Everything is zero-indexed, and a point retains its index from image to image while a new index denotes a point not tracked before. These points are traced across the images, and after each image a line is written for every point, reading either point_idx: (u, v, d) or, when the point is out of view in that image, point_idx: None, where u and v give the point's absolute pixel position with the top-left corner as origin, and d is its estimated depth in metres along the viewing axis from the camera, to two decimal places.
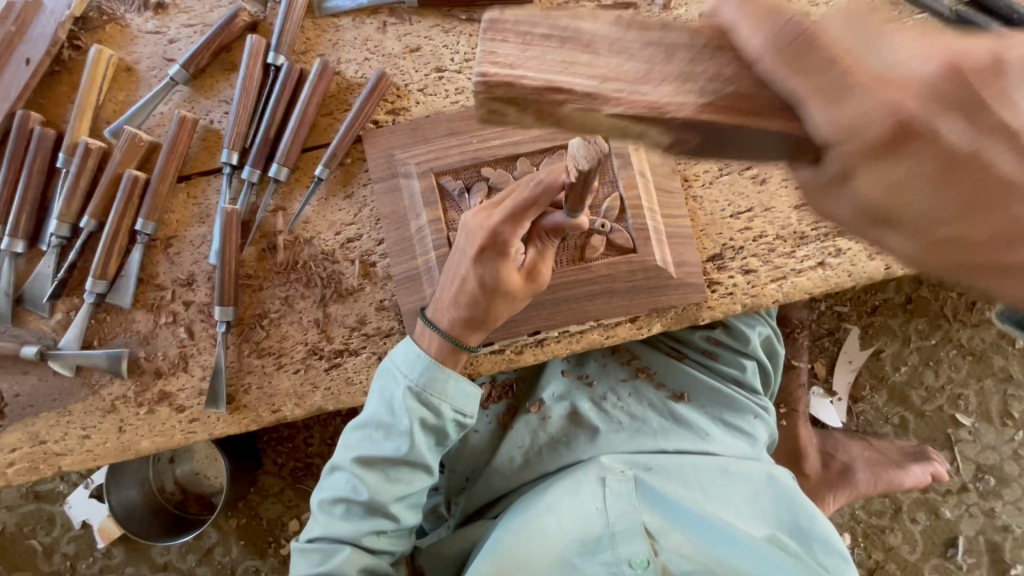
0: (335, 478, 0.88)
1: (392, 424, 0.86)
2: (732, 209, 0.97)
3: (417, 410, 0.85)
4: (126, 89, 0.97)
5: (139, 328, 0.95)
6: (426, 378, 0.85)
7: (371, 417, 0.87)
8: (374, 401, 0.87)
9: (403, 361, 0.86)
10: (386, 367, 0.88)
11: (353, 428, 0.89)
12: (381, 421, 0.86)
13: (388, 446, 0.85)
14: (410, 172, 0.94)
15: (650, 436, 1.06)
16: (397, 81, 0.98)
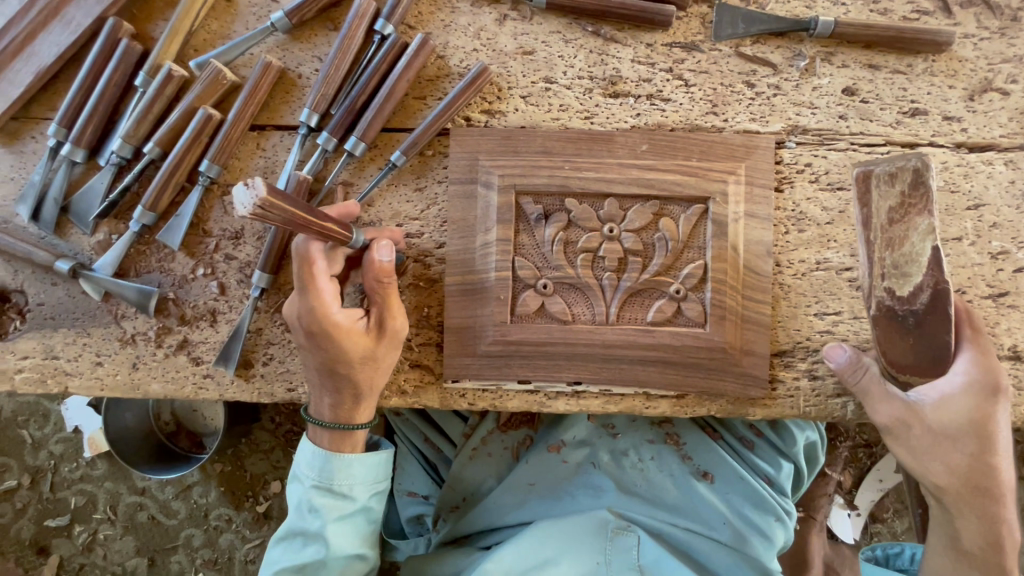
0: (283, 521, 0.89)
1: (326, 483, 0.86)
2: (818, 308, 0.89)
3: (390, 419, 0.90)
4: (222, 20, 0.92)
5: (176, 269, 0.91)
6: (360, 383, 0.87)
7: (316, 464, 0.87)
8: (309, 454, 0.87)
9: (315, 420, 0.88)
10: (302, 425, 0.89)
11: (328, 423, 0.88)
12: (325, 475, 0.86)
13: (320, 501, 0.86)
14: (491, 182, 0.87)
15: (663, 509, 1.02)
16: (501, 80, 0.91)
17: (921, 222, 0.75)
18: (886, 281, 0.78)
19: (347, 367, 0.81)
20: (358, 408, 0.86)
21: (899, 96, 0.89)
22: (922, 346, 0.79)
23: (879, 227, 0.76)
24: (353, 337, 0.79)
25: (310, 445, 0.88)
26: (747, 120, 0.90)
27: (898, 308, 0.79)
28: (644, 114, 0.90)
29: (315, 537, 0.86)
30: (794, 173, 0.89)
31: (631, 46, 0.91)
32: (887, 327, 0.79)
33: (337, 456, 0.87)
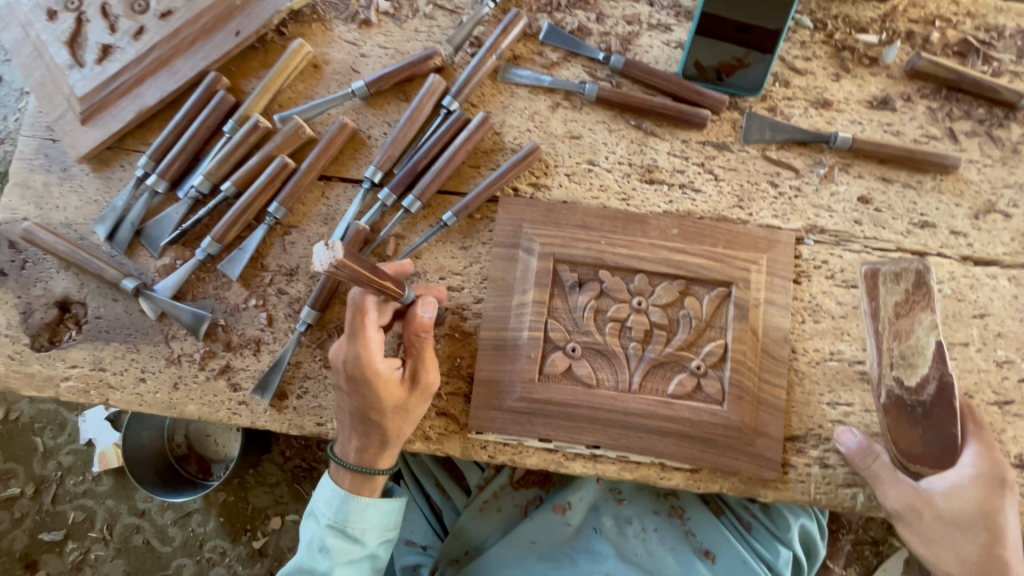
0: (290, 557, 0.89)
1: (341, 524, 0.88)
2: (832, 397, 0.93)
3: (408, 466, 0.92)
4: (308, 83, 1.03)
5: (230, 298, 0.97)
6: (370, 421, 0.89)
7: (334, 504, 0.89)
8: (329, 493, 0.90)
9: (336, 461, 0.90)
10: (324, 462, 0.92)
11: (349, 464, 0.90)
12: (342, 515, 0.88)
13: (332, 542, 0.87)
14: (532, 249, 0.95)
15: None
16: (548, 158, 1.01)
17: (925, 317, 0.84)
18: (895, 371, 0.86)
19: (380, 415, 0.85)
20: (381, 454, 0.88)
21: (910, 208, 0.98)
22: (929, 437, 0.85)
23: (887, 319, 0.86)
24: (389, 387, 0.83)
25: (331, 485, 0.90)
26: (770, 216, 0.98)
27: (907, 398, 0.86)
28: (676, 201, 0.99)
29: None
30: (812, 268, 0.96)
31: (668, 140, 1.01)
32: (897, 416, 0.86)
33: (356, 497, 0.89)
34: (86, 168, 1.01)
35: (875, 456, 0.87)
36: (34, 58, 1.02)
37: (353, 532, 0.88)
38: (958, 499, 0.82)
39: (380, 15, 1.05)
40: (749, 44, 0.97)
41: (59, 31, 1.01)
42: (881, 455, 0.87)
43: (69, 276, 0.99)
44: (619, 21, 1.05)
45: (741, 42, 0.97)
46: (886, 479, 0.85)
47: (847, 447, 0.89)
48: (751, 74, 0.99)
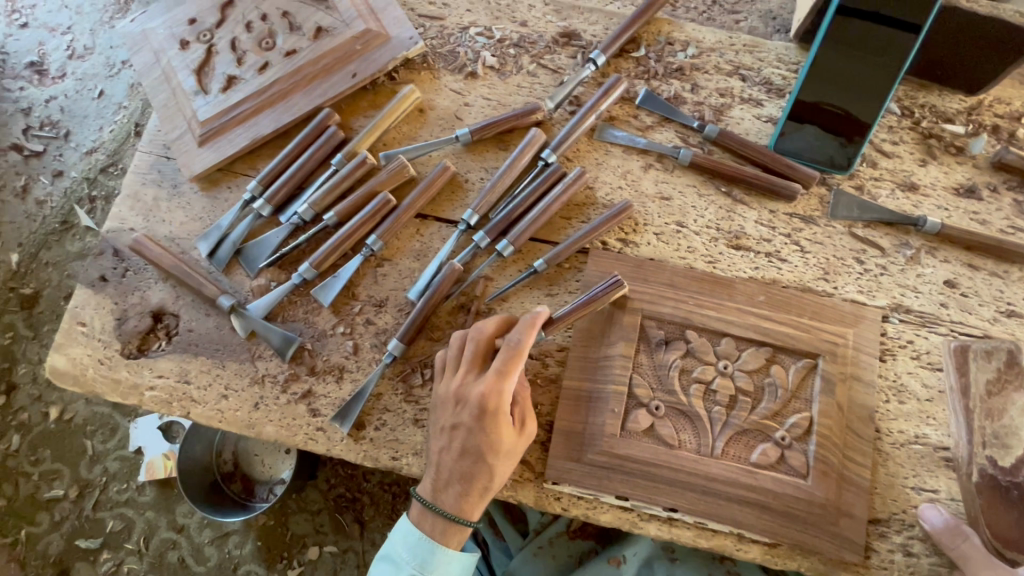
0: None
1: (423, 570, 0.87)
2: (917, 481, 0.91)
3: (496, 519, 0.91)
4: (413, 125, 1.09)
5: (318, 323, 0.99)
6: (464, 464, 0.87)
7: (414, 547, 0.87)
8: (410, 536, 0.88)
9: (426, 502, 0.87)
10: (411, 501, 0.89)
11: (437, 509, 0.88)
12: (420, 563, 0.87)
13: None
14: (621, 303, 0.96)
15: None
16: (638, 216, 1.04)
17: (1017, 398, 0.92)
18: (987, 449, 0.90)
19: (493, 457, 0.84)
20: (478, 498, 0.86)
21: (997, 296, 0.98)
22: (1022, 522, 0.87)
23: (978, 397, 0.93)
24: (508, 429, 0.84)
25: (414, 529, 0.88)
26: (855, 291, 0.99)
27: (1002, 479, 0.89)
28: (762, 268, 1.00)
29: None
30: (897, 347, 0.96)
31: (756, 209, 1.04)
32: (991, 495, 0.88)
33: (439, 548, 0.87)
34: (196, 186, 1.06)
35: (968, 537, 0.85)
36: (162, 81, 1.10)
37: None
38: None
39: (485, 69, 1.12)
40: (790, 114, 1.02)
41: (190, 60, 1.10)
42: (974, 538, 0.85)
43: (167, 287, 1.02)
44: (712, 92, 1.10)
45: (781, 111, 1.01)
46: (982, 561, 0.83)
47: (931, 525, 0.87)
48: (783, 142, 1.04)
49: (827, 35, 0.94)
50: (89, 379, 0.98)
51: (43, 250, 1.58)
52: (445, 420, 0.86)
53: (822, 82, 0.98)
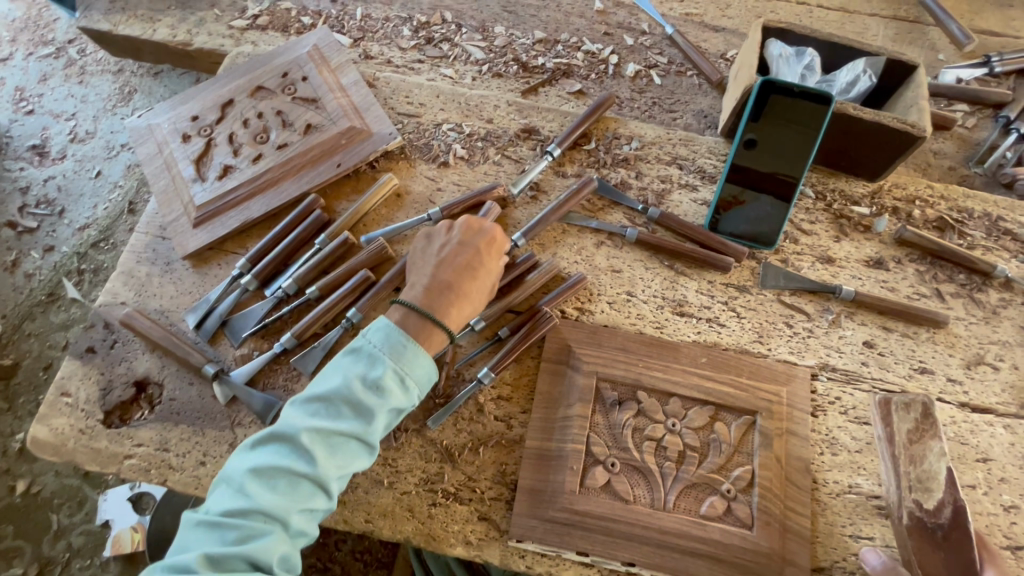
0: (258, 456, 0.81)
1: (321, 453, 0.81)
2: (853, 529, 0.99)
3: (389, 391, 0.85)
4: (391, 208, 1.22)
5: (298, 390, 1.06)
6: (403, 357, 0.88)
7: (314, 403, 0.84)
8: (331, 380, 0.86)
9: (386, 330, 0.90)
10: (353, 344, 0.89)
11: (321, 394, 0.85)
12: (324, 425, 0.82)
13: (320, 451, 0.80)
14: (578, 366, 1.06)
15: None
16: (593, 287, 1.16)
17: (935, 444, 0.94)
18: (912, 494, 0.93)
19: (475, 272, 1.01)
20: (422, 348, 0.90)
21: (910, 355, 1.11)
22: (951, 561, 0.88)
23: (902, 445, 0.95)
24: (493, 261, 1.04)
25: (337, 375, 0.86)
26: (786, 352, 1.11)
27: (927, 520, 0.91)
28: (704, 332, 1.12)
29: (283, 506, 0.78)
30: (826, 402, 1.07)
31: (696, 279, 1.17)
32: (919, 538, 0.91)
33: (356, 394, 0.84)
34: (188, 263, 1.16)
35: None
36: (163, 169, 1.22)
37: (310, 460, 0.80)
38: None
39: (457, 159, 1.27)
40: (744, 186, 1.17)
41: (190, 151, 1.23)
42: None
43: (153, 358, 1.08)
44: (654, 179, 1.27)
45: (738, 182, 1.17)
46: None
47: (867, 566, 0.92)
48: (745, 210, 1.18)
49: (768, 113, 1.14)
50: (69, 449, 1.01)
51: (27, 322, 1.62)
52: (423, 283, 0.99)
53: (772, 157, 1.15)
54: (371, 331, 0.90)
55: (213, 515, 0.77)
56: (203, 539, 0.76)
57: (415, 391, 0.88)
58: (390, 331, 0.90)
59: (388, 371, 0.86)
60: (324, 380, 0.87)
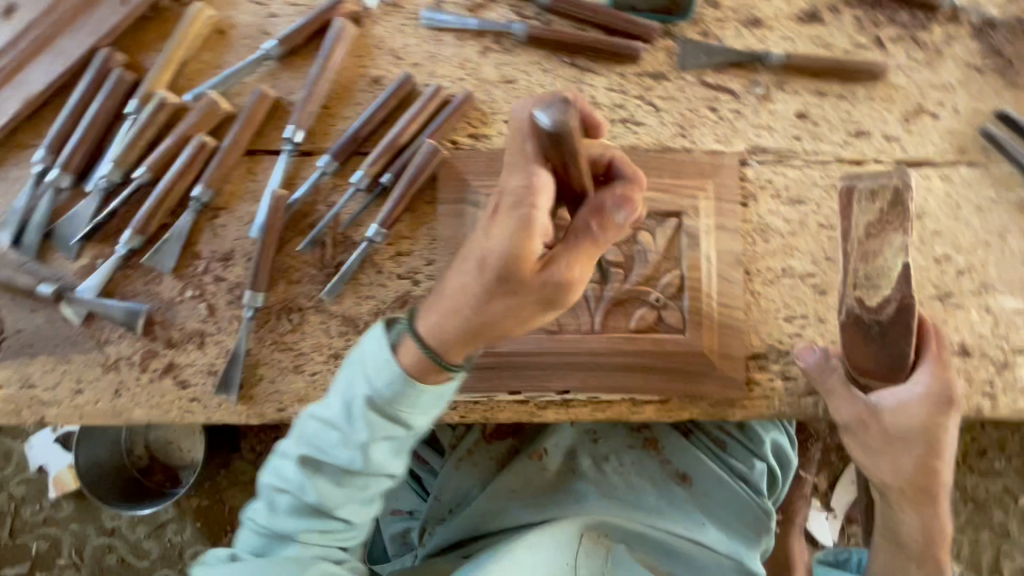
0: (262, 491, 0.77)
1: (310, 471, 0.73)
2: (787, 312, 0.95)
3: (380, 422, 0.70)
4: (214, 50, 0.95)
5: (163, 292, 0.91)
6: (390, 388, 0.68)
7: (312, 427, 0.74)
8: (333, 397, 0.72)
9: (377, 340, 0.70)
10: (355, 355, 0.73)
11: (315, 415, 0.74)
12: (312, 452, 0.73)
13: (323, 483, 0.72)
14: (479, 201, 0.91)
15: (642, 511, 1.00)
16: (484, 106, 0.96)
17: (895, 237, 0.79)
18: (855, 292, 0.84)
19: (530, 254, 0.60)
20: (425, 385, 0.69)
21: (845, 119, 0.99)
22: (880, 352, 0.86)
23: (855, 239, 0.81)
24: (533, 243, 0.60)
25: (338, 390, 0.72)
26: (712, 142, 0.97)
27: (866, 317, 0.85)
28: (619, 137, 0.97)
29: (288, 525, 0.73)
30: (758, 189, 0.97)
31: (604, 76, 0.98)
32: (853, 334, 0.86)
33: (354, 413, 0.70)
34: None
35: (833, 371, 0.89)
36: None
37: (307, 493, 0.72)
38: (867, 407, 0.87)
39: None
40: None
41: None
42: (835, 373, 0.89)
43: None
44: None
45: None
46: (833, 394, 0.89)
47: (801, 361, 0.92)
48: None
49: None
50: None
51: None
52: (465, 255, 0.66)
53: None
54: (365, 345, 0.71)
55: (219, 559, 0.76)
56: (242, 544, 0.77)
57: (408, 423, 0.71)
58: (386, 357, 0.69)
59: (376, 410, 0.69)
60: (342, 389, 0.72)
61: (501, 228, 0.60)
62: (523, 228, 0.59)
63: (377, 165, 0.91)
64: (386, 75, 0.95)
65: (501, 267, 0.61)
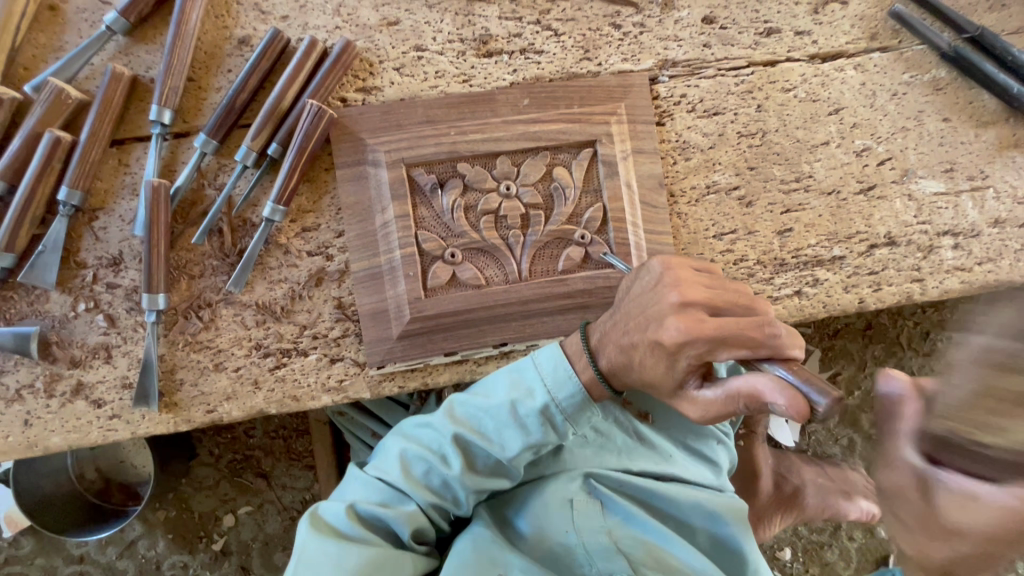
0: (391, 450, 0.79)
1: (465, 452, 0.76)
2: (717, 229, 0.93)
3: (545, 423, 0.74)
4: (50, 31, 0.84)
5: (53, 310, 0.83)
6: (568, 398, 0.73)
7: (470, 411, 0.76)
8: (496, 391, 0.76)
9: (552, 356, 0.75)
10: (521, 364, 0.77)
11: (469, 403, 0.77)
12: (462, 437, 0.75)
13: (461, 464, 0.75)
14: (378, 160, 0.85)
15: (614, 454, 0.92)
16: (370, 55, 0.88)
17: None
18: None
19: (652, 331, 0.65)
20: (585, 398, 0.74)
21: (753, 19, 0.94)
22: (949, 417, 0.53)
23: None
24: (697, 321, 0.63)
25: (501, 389, 0.76)
26: (619, 61, 0.92)
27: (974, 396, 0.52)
28: (521, 69, 0.90)
29: (417, 493, 0.76)
30: (672, 106, 0.93)
31: (494, 4, 0.90)
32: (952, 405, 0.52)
33: (519, 413, 0.74)
34: None
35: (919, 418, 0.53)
36: None
37: (448, 468, 0.75)
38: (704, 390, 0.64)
39: None
40: None
41: None
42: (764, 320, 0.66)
43: None
44: None
45: None
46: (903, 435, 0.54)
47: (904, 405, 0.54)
48: None
49: None
50: None
51: None
52: (622, 312, 0.71)
53: None
54: (537, 358, 0.76)
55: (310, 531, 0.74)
56: (336, 519, 0.75)
57: (569, 433, 0.75)
58: (563, 365, 0.74)
59: (552, 415, 0.74)
60: (512, 392, 0.75)
61: (681, 288, 0.66)
62: (717, 285, 0.68)
63: (261, 136, 0.82)
64: (254, 34, 0.86)
65: (695, 307, 0.65)
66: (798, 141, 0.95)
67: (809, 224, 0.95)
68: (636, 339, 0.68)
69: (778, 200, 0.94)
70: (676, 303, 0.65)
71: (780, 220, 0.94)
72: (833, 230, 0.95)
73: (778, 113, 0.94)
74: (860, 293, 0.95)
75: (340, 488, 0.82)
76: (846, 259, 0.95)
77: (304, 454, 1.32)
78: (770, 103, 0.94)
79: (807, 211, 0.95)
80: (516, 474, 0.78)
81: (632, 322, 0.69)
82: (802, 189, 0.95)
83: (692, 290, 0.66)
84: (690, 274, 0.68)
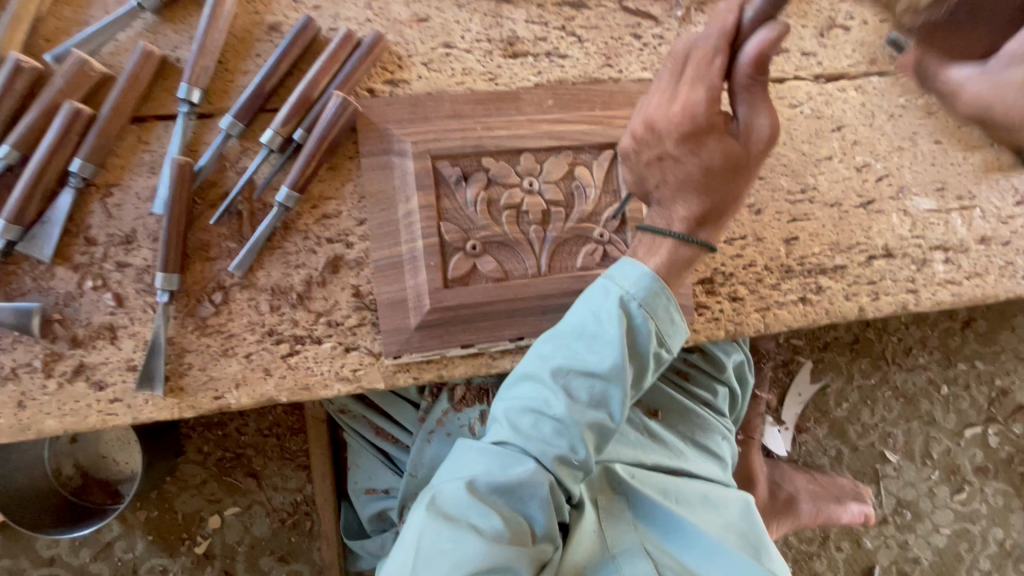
0: (498, 415, 0.80)
1: (564, 377, 0.77)
2: (726, 235, 0.97)
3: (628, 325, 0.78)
4: (75, 5, 0.83)
5: (58, 286, 0.80)
6: (646, 297, 0.78)
7: (556, 342, 0.79)
8: (576, 315, 0.79)
9: (632, 276, 0.79)
10: (594, 287, 0.82)
11: (549, 334, 0.80)
12: (560, 369, 0.77)
13: (563, 392, 0.77)
14: (405, 150, 0.85)
15: (631, 448, 0.95)
16: (398, 49, 0.90)
17: None
18: None
19: (662, 126, 0.71)
20: (661, 298, 0.79)
21: None
22: None
23: None
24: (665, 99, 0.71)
25: (581, 311, 0.79)
26: (639, 69, 0.95)
27: None
28: (545, 71, 0.93)
29: (532, 449, 0.76)
30: None
31: (522, 7, 0.93)
32: None
33: (611, 323, 0.77)
34: None
35: None
36: None
37: (551, 405, 0.76)
38: (761, 135, 0.68)
39: None
40: None
41: None
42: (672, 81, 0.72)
43: None
44: None
45: None
46: None
47: None
48: None
49: None
50: None
51: None
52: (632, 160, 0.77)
53: None
54: (609, 273, 0.81)
55: (428, 516, 0.73)
56: (448, 505, 0.74)
57: (651, 329, 0.79)
58: (633, 268, 0.79)
59: (631, 313, 0.78)
60: (603, 309, 0.78)
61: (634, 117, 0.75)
62: (677, 74, 0.70)
63: (289, 122, 0.82)
64: (285, 21, 0.87)
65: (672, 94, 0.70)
66: (803, 155, 0.99)
67: (813, 234, 0.99)
68: (656, 135, 0.72)
69: (784, 210, 0.99)
70: (682, 131, 0.70)
71: (787, 229, 0.98)
72: (835, 240, 0.99)
73: (785, 127, 0.99)
74: (859, 301, 0.99)
75: (444, 472, 0.80)
76: (847, 268, 0.99)
77: (297, 454, 1.29)
78: (779, 117, 0.99)
79: (811, 221, 0.99)
80: (623, 403, 0.78)
81: (642, 142, 0.74)
82: (807, 200, 0.99)
83: (673, 109, 0.70)
84: (653, 98, 0.72)
